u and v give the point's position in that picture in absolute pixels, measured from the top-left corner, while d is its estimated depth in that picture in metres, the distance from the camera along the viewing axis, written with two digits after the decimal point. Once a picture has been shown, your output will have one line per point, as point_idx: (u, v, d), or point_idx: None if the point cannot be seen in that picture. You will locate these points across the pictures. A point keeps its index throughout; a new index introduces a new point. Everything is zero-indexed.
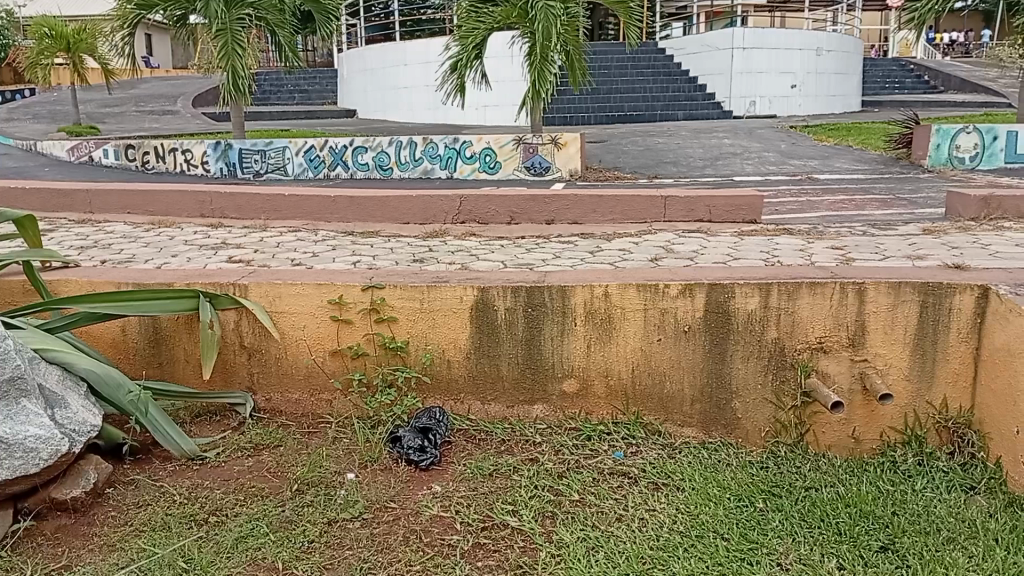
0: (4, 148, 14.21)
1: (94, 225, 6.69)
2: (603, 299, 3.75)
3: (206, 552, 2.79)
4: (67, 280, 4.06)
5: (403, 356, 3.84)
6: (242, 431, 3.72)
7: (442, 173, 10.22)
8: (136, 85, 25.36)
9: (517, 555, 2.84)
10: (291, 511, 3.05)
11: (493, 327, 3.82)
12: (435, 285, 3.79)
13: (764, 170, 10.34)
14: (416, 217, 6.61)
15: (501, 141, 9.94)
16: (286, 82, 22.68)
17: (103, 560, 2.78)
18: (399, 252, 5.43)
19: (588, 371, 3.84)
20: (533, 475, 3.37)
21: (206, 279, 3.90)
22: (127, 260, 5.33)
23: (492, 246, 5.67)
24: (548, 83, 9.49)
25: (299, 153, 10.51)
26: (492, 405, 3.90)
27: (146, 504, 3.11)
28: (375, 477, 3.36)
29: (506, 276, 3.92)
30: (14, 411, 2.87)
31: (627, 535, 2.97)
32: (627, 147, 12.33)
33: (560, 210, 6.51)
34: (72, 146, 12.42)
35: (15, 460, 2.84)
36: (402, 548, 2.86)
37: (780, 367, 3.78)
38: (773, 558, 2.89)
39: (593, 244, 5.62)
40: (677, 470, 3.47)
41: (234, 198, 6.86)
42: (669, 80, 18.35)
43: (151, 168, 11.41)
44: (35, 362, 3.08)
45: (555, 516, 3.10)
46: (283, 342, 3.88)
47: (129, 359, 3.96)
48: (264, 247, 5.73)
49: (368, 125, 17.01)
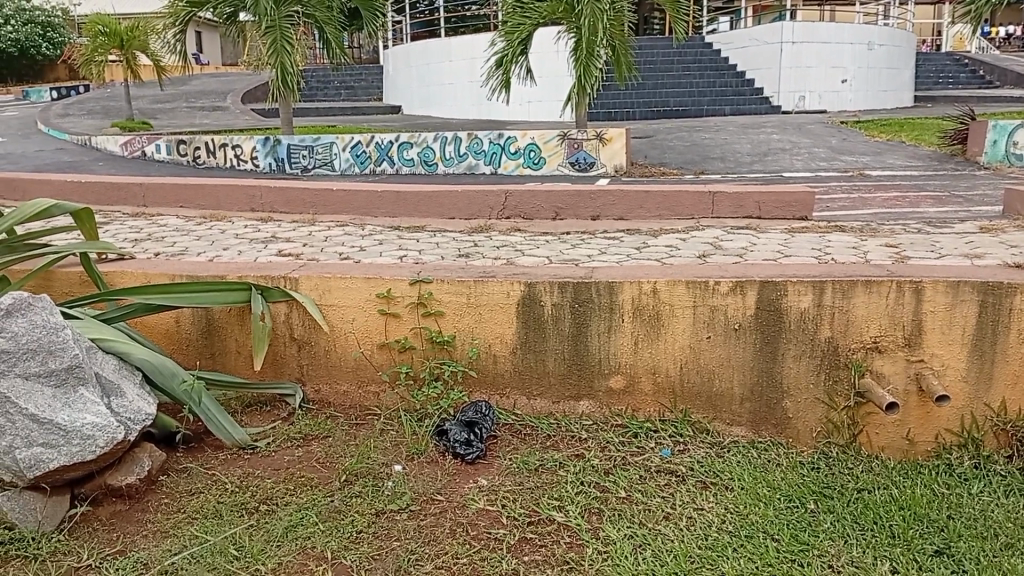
0: (61, 144, 14.63)
1: (147, 218, 6.85)
2: (651, 296, 3.71)
3: (257, 540, 2.83)
4: (124, 272, 4.16)
5: (450, 350, 3.85)
6: (291, 422, 3.77)
7: (487, 169, 10.25)
8: (187, 81, 25.93)
9: (564, 551, 2.83)
10: (340, 501, 3.08)
11: (541, 322, 3.81)
12: (482, 280, 3.79)
13: (813, 165, 10.14)
14: (461, 212, 6.65)
15: (545, 137, 9.97)
16: (332, 79, 22.98)
17: (156, 546, 2.83)
18: (444, 246, 5.46)
19: (635, 367, 3.80)
20: (579, 471, 3.35)
21: (258, 272, 3.96)
22: (181, 252, 5.45)
23: (537, 241, 5.66)
24: (593, 78, 9.44)
25: (346, 149, 10.66)
26: (538, 400, 3.89)
27: (199, 492, 3.17)
28: (422, 469, 3.37)
29: (554, 272, 3.90)
30: (72, 399, 2.96)
31: (675, 534, 2.93)
32: (672, 142, 12.20)
33: (606, 206, 6.47)
34: (126, 142, 12.74)
35: (73, 446, 2.90)
36: (449, 541, 2.86)
37: (833, 367, 3.70)
38: (825, 560, 2.83)
39: (639, 240, 5.57)
40: (726, 469, 3.42)
41: (283, 192, 6.95)
42: (716, 75, 18.10)
43: (201, 163, 11.63)
44: (92, 351, 3.17)
45: (602, 512, 3.08)
46: (332, 334, 3.92)
47: (183, 350, 4.03)
48: (313, 240, 5.80)
49: (412, 122, 17.13)
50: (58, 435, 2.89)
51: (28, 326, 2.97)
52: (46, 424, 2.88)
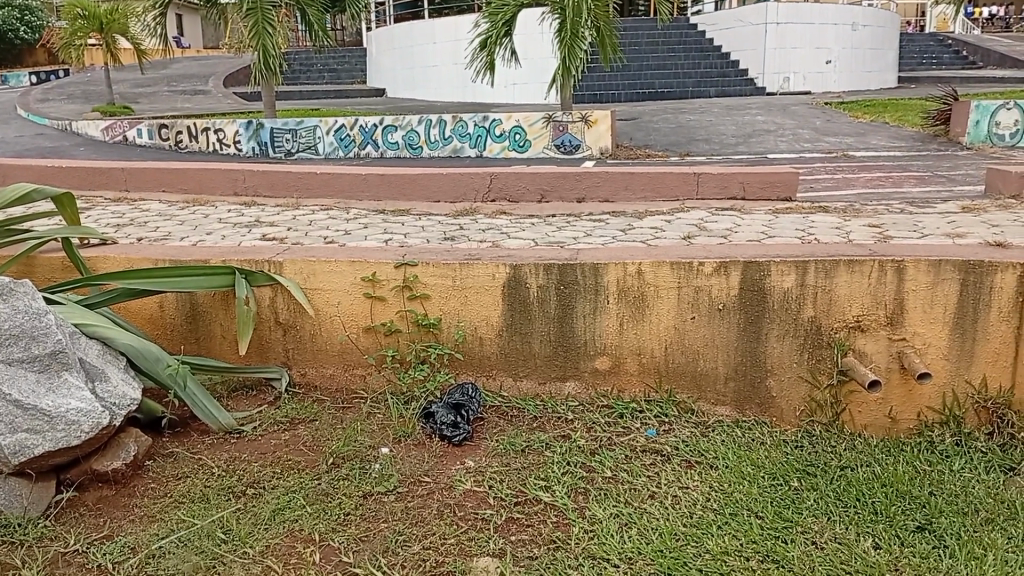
0: (40, 129, 14.46)
1: (129, 203, 6.78)
2: (636, 277, 3.72)
3: (244, 523, 2.84)
4: (106, 256, 4.13)
5: (436, 333, 3.86)
6: (277, 406, 3.77)
7: (472, 152, 10.22)
8: (168, 65, 25.65)
9: (550, 530, 2.86)
10: (327, 484, 3.09)
11: (526, 304, 3.82)
12: (468, 263, 3.79)
13: (797, 147, 10.18)
14: (446, 195, 6.62)
15: (531, 120, 9.94)
16: (315, 62, 22.84)
17: (143, 531, 2.83)
18: (429, 230, 5.45)
19: (620, 348, 3.81)
20: (565, 452, 3.37)
21: (242, 256, 3.95)
22: (164, 237, 5.42)
23: (522, 224, 5.65)
24: (578, 59, 9.42)
25: (329, 133, 10.57)
26: (523, 381, 3.90)
27: (185, 476, 3.17)
28: (409, 451, 3.39)
29: (539, 254, 3.90)
30: (56, 384, 2.95)
31: (660, 513, 2.96)
32: (658, 124, 12.18)
33: (591, 188, 6.46)
34: (106, 126, 12.59)
35: (57, 432, 2.90)
36: (436, 522, 2.88)
37: (816, 346, 3.72)
38: (809, 537, 2.87)
39: (625, 222, 5.58)
40: (711, 448, 3.45)
41: (267, 176, 6.90)
42: (701, 57, 18.08)
43: (184, 147, 11.56)
44: (75, 337, 3.15)
45: (588, 492, 3.10)
46: (318, 318, 3.91)
47: (167, 334, 4.01)
48: (297, 225, 5.78)
49: (396, 104, 16.99)
50: (42, 421, 2.87)
51: (10, 311, 2.96)
52: (30, 410, 2.86)
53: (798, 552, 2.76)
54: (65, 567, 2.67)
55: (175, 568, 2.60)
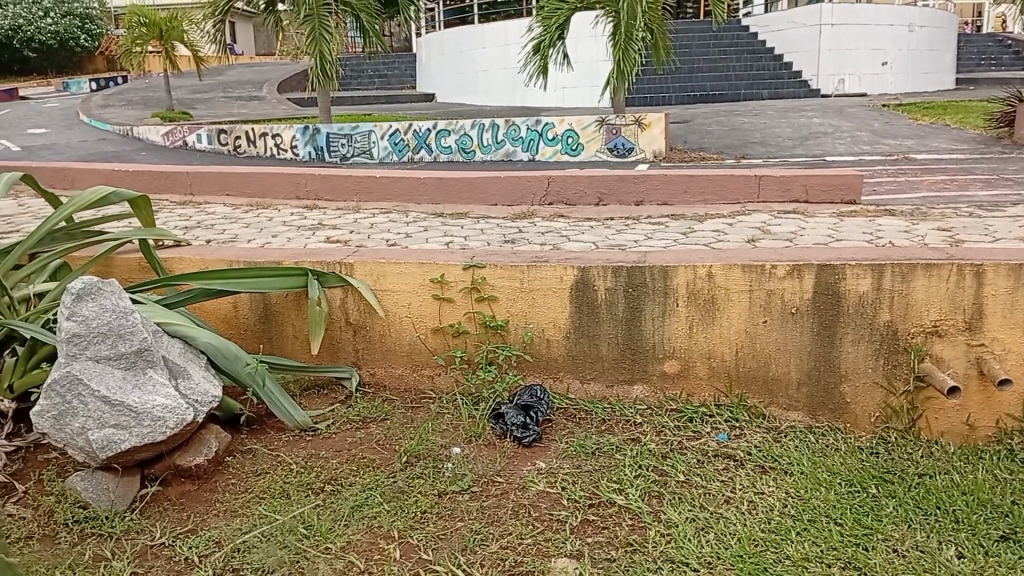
0: (102, 134, 14.91)
1: (195, 206, 6.96)
2: (706, 280, 3.69)
3: (324, 518, 2.89)
4: (182, 258, 4.25)
5: (504, 334, 3.89)
6: (349, 405, 3.82)
7: (524, 155, 10.27)
8: (223, 71, 26.28)
9: (626, 533, 2.85)
10: (403, 481, 3.13)
11: (594, 306, 3.82)
12: (535, 265, 3.81)
13: (856, 149, 10.00)
14: (503, 199, 6.66)
15: (583, 123, 9.92)
16: (366, 67, 23.21)
17: (227, 525, 2.90)
18: (489, 233, 5.49)
19: (689, 352, 3.79)
20: (637, 455, 3.36)
21: (313, 258, 4.03)
22: (232, 240, 5.54)
23: (581, 227, 5.65)
24: (632, 62, 9.37)
25: (384, 137, 10.70)
26: (591, 384, 3.90)
27: (264, 472, 3.24)
28: (480, 451, 3.41)
29: (606, 256, 3.90)
30: (142, 380, 3.05)
31: (736, 517, 2.93)
32: (710, 127, 12.08)
33: (650, 191, 6.42)
34: (168, 132, 12.96)
35: (143, 427, 2.98)
36: (513, 522, 2.90)
37: (892, 351, 3.65)
38: (890, 544, 2.82)
39: (685, 225, 5.54)
40: (784, 454, 3.40)
41: (328, 179, 7.00)
42: (753, 59, 17.86)
43: (243, 152, 11.84)
44: (158, 335, 3.25)
45: (662, 496, 3.08)
46: (387, 319, 3.96)
47: (241, 334, 4.10)
48: (359, 228, 5.85)
49: (447, 109, 17.12)
50: (129, 417, 2.97)
51: (98, 309, 3.04)
52: (117, 405, 2.96)
53: (879, 559, 2.71)
54: (153, 559, 2.74)
55: (262, 563, 2.65)
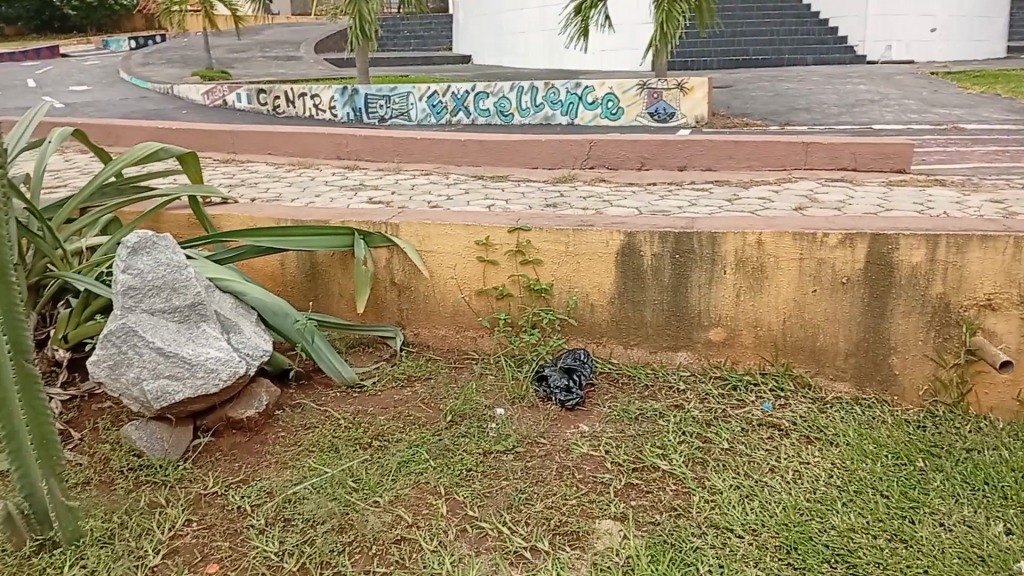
0: (143, 92, 15.05)
1: (238, 165, 7.03)
2: (756, 248, 3.65)
3: (372, 473, 2.94)
4: (230, 215, 4.30)
5: (548, 298, 3.90)
6: (395, 363, 3.86)
7: (563, 119, 10.19)
8: (261, 30, 26.31)
9: (671, 498, 2.87)
10: (448, 440, 3.17)
11: (640, 272, 3.80)
12: (581, 229, 3.80)
13: (904, 118, 9.76)
14: (545, 161, 6.62)
15: (624, 87, 9.77)
16: (402, 27, 23.13)
17: (278, 476, 2.97)
18: (531, 196, 5.48)
19: (736, 321, 3.77)
20: (680, 421, 3.36)
21: (359, 217, 4.06)
22: (276, 198, 5.59)
23: (624, 192, 5.61)
24: (675, 26, 9.18)
25: (422, 99, 10.67)
26: (634, 349, 3.91)
27: (313, 426, 3.30)
28: (524, 413, 3.44)
29: (653, 221, 3.87)
30: (195, 333, 3.11)
31: (781, 487, 2.93)
32: (754, 93, 11.85)
33: (694, 156, 6.35)
34: (208, 90, 13.06)
35: (197, 379, 3.04)
36: (557, 482, 2.93)
37: (944, 324, 3.58)
38: (937, 518, 2.80)
39: (730, 192, 5.47)
40: (830, 425, 3.38)
41: (370, 140, 7.00)
42: (798, 23, 17.41)
43: (282, 112, 11.90)
44: (211, 290, 3.31)
45: (706, 463, 3.09)
46: (432, 280, 3.99)
47: (288, 291, 4.15)
48: (401, 189, 5.88)
49: (484, 71, 17.00)
50: (183, 368, 3.02)
51: (152, 263, 3.08)
52: (171, 356, 3.01)
53: (926, 532, 2.70)
54: (206, 507, 2.81)
55: (313, 514, 2.72)
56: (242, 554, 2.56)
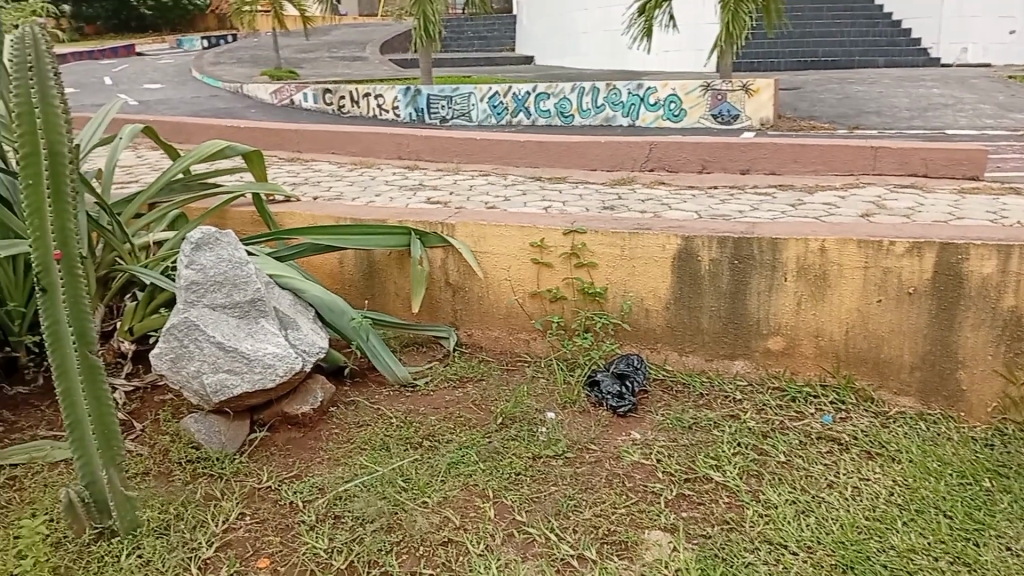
0: (214, 91, 15.49)
1: (302, 163, 7.17)
2: (819, 255, 3.55)
3: (422, 473, 2.97)
4: (292, 213, 4.39)
5: (602, 302, 3.88)
6: (447, 362, 3.89)
7: (624, 121, 10.08)
8: (328, 31, 26.81)
9: (723, 510, 2.81)
10: (498, 443, 3.17)
11: (697, 278, 3.74)
12: (637, 233, 3.76)
13: (980, 123, 9.38)
14: (603, 163, 6.57)
15: (687, 88, 9.66)
16: (467, 28, 23.30)
17: (330, 473, 3.01)
18: (588, 199, 5.44)
19: (796, 330, 3.68)
20: (736, 432, 3.30)
21: (416, 217, 4.10)
22: (337, 197, 5.68)
23: (683, 195, 5.52)
24: (742, 26, 8.99)
25: (483, 100, 10.69)
26: (690, 356, 3.85)
27: (366, 424, 3.34)
28: (574, 417, 3.42)
29: (712, 226, 3.80)
30: (254, 329, 3.18)
31: (839, 503, 2.84)
32: (822, 95, 11.55)
33: (757, 160, 6.22)
34: (276, 90, 13.36)
35: (255, 373, 3.11)
36: (606, 490, 2.91)
37: (1015, 339, 3.38)
38: (1003, 542, 2.67)
39: (794, 197, 5.34)
40: (893, 440, 3.27)
41: (430, 140, 7.06)
42: (870, 24, 16.92)
43: (346, 112, 12.11)
44: (270, 286, 3.39)
45: (762, 476, 3.02)
46: (487, 281, 4.00)
47: (345, 289, 4.22)
48: (459, 189, 5.91)
49: (546, 72, 16.99)
50: (241, 362, 3.09)
51: (214, 260, 3.17)
52: (230, 351, 3.08)
53: (991, 557, 2.58)
54: (260, 501, 2.87)
55: (363, 511, 2.75)
56: (293, 550, 2.60)
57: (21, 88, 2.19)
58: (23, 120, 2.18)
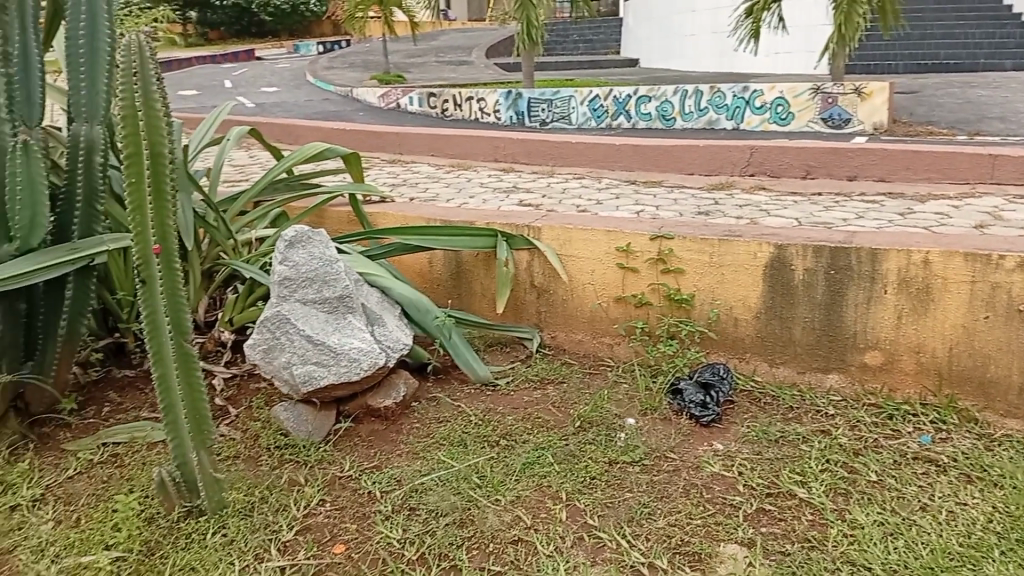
0: (325, 94, 16.09)
1: (403, 165, 7.36)
2: (921, 267, 3.37)
3: (497, 471, 3.00)
4: (385, 213, 4.51)
5: (688, 309, 3.81)
6: (529, 364, 3.91)
7: (729, 124, 9.90)
8: (437, 36, 27.41)
9: (805, 528, 2.71)
10: (575, 446, 3.17)
11: (790, 287, 3.62)
12: (727, 239, 3.68)
13: None
14: (701, 168, 6.44)
15: (796, 90, 9.36)
16: (572, 33, 23.32)
17: (409, 466, 3.08)
18: (683, 203, 5.35)
19: (895, 345, 3.50)
20: (825, 448, 3.17)
21: (504, 219, 4.14)
22: (433, 198, 5.81)
23: (783, 201, 5.34)
24: (855, 27, 8.60)
25: (584, 103, 10.63)
26: (781, 368, 3.73)
27: (446, 421, 3.40)
28: (655, 425, 3.37)
29: (808, 234, 3.67)
30: (342, 324, 3.29)
31: (932, 527, 2.69)
32: (942, 99, 10.94)
33: (865, 166, 5.94)
34: (384, 94, 13.78)
35: (341, 366, 3.21)
36: (683, 500, 2.85)
37: None
38: None
39: (902, 205, 5.08)
40: (996, 464, 3.06)
41: (527, 143, 7.10)
42: (999, 24, 15.91)
43: (449, 115, 12.35)
44: (359, 284, 3.50)
45: (850, 494, 2.89)
46: (571, 285, 4.01)
47: (434, 289, 4.30)
48: (552, 192, 5.92)
49: (650, 75, 16.79)
50: (329, 355, 3.20)
51: (306, 256, 3.30)
52: (319, 344, 3.19)
53: None
54: (341, 489, 2.96)
55: (437, 505, 2.80)
56: (367, 538, 2.68)
57: (128, 92, 2.35)
58: (130, 122, 2.35)
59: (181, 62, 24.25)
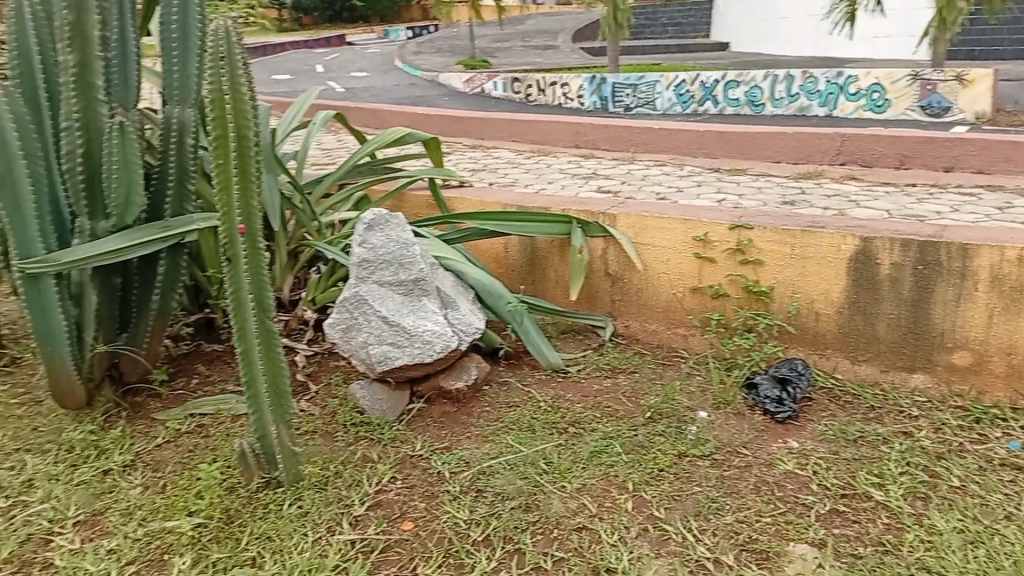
0: (412, 79, 16.30)
1: (484, 150, 7.41)
2: (1017, 265, 3.20)
3: (564, 458, 3.01)
4: (462, 198, 4.56)
5: (767, 302, 3.73)
6: (601, 352, 3.89)
7: (820, 111, 9.55)
8: (523, 20, 27.38)
9: (880, 532, 2.63)
10: (643, 437, 3.15)
11: (875, 282, 3.49)
12: (810, 231, 3.57)
13: None
14: (788, 156, 6.25)
15: (893, 76, 8.98)
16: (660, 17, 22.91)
17: (478, 448, 3.13)
18: (766, 193, 5.21)
19: (987, 345, 3.34)
20: (906, 450, 3.06)
21: (580, 206, 4.13)
22: (512, 184, 5.84)
23: (874, 192, 5.14)
24: (958, 12, 8.13)
25: (669, 88, 10.49)
26: (863, 366, 3.61)
27: (517, 405, 3.43)
28: (727, 419, 3.32)
29: (896, 227, 3.53)
30: (417, 307, 3.35)
31: (1018, 538, 2.56)
32: None
33: (963, 156, 5.65)
34: (469, 79, 13.87)
35: (414, 348, 3.27)
36: (753, 497, 2.80)
37: None
38: None
39: (1003, 198, 4.82)
40: None
41: (608, 129, 7.04)
42: None
43: (533, 100, 12.34)
44: (434, 267, 3.56)
45: (930, 499, 2.78)
46: (646, 273, 3.97)
47: (509, 274, 4.33)
48: (632, 179, 5.87)
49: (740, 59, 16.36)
50: (403, 337, 3.27)
51: (383, 239, 3.37)
52: (394, 325, 3.27)
53: None
54: (411, 468, 3.03)
55: (503, 489, 2.84)
56: (434, 517, 2.74)
57: (216, 77, 2.44)
58: (217, 106, 2.44)
59: (276, 46, 24.96)
